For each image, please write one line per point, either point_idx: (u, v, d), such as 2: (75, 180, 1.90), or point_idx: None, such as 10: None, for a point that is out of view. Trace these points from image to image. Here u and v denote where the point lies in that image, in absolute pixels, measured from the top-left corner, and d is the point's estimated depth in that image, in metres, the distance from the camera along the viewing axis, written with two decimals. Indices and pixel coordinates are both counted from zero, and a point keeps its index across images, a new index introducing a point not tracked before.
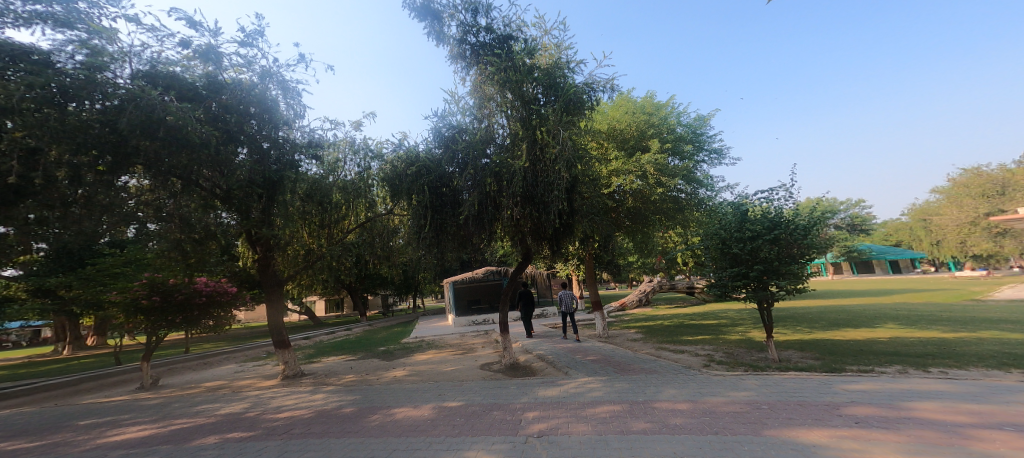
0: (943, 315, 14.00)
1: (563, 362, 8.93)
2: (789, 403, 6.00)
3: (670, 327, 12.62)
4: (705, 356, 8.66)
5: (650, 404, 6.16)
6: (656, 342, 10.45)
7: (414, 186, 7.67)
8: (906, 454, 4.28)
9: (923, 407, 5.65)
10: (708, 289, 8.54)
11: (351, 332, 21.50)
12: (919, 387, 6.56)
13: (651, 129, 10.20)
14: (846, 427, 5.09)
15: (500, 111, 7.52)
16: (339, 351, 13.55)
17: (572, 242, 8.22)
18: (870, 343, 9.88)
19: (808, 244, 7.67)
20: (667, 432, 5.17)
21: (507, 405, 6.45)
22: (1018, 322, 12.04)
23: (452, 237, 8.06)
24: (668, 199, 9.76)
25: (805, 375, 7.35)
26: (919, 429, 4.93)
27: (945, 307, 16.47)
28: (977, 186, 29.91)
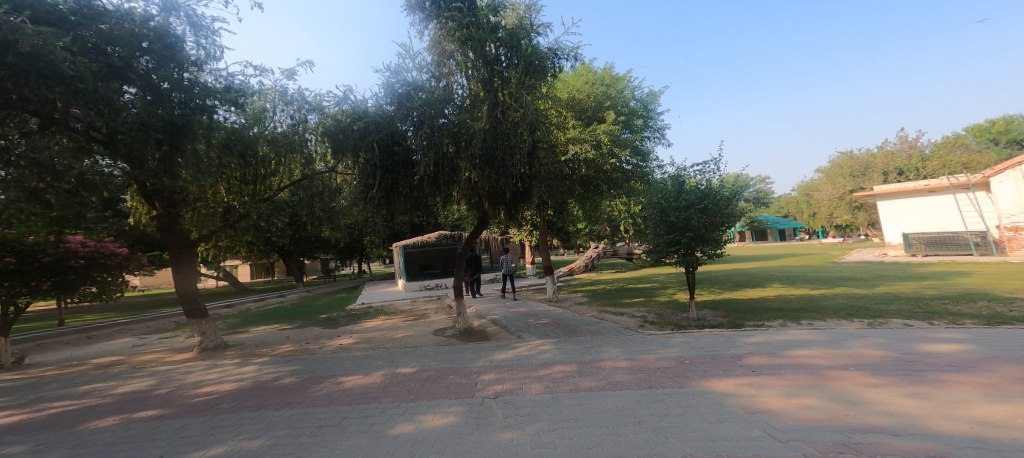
0: (813, 275, 16.74)
1: (516, 326, 9.23)
2: (705, 357, 6.85)
3: (611, 291, 13.54)
4: (640, 318, 9.47)
5: (596, 363, 6.69)
6: (599, 305, 11.19)
7: (361, 142, 7.19)
8: (788, 395, 5.14)
9: (799, 354, 6.78)
10: (646, 255, 9.15)
11: (284, 299, 20.26)
12: (796, 336, 7.85)
13: (608, 101, 10.39)
14: (747, 375, 5.96)
15: (459, 70, 7.23)
16: (272, 320, 12.67)
17: (528, 208, 8.34)
18: (762, 301, 11.54)
19: (729, 214, 8.55)
20: (611, 388, 5.68)
21: (461, 369, 6.58)
22: (861, 280, 14.79)
23: (404, 199, 7.74)
24: (617, 170, 10.17)
25: (716, 331, 8.40)
26: (795, 373, 5.94)
27: (815, 268, 19.72)
28: (848, 167, 35.28)
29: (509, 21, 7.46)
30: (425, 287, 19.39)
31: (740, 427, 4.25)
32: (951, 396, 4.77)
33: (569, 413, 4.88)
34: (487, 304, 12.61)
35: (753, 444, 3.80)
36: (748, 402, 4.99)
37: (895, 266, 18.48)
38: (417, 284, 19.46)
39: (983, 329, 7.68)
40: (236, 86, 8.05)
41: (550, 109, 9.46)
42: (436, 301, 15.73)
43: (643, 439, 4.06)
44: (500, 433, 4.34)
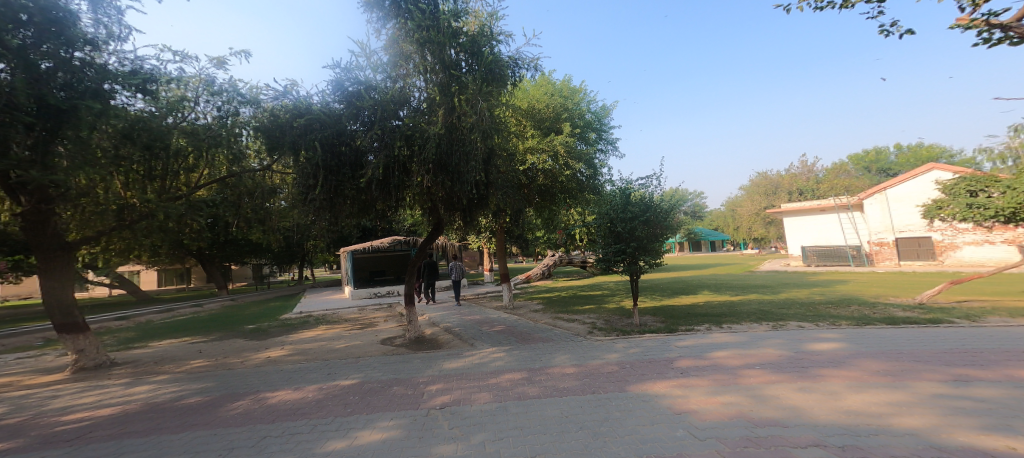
0: (736, 283, 18.32)
1: (469, 334, 9.12)
2: (643, 361, 7.20)
3: (565, 298, 13.83)
4: (589, 324, 9.76)
5: (544, 370, 6.78)
6: (552, 312, 11.39)
7: (302, 140, 6.81)
8: (711, 394, 5.55)
9: (720, 355, 7.37)
10: (596, 264, 9.45)
11: (201, 309, 18.30)
12: (719, 339, 8.51)
13: (565, 112, 10.75)
14: (678, 377, 6.36)
15: (417, 73, 7.09)
16: (186, 333, 11.40)
17: (484, 215, 8.31)
18: (695, 306, 12.40)
19: (669, 226, 9.10)
20: (557, 394, 5.78)
21: (407, 379, 6.35)
22: (772, 287, 16.47)
23: (350, 202, 7.41)
24: (572, 180, 10.45)
25: (655, 335, 8.87)
26: (715, 373, 6.45)
27: (737, 276, 21.60)
28: (763, 186, 39.37)
29: (471, 27, 7.48)
30: (376, 294, 18.58)
31: (668, 428, 4.51)
32: (827, 389, 5.45)
33: (515, 422, 4.88)
34: (438, 312, 12.34)
35: (677, 444, 4.05)
36: (676, 403, 5.31)
37: (799, 275, 20.81)
38: (367, 291, 18.64)
39: (856, 329, 8.89)
40: (146, 71, 7.25)
41: (509, 117, 9.60)
42: (384, 309, 15.11)
43: (583, 444, 4.18)
44: (442, 445, 4.23)
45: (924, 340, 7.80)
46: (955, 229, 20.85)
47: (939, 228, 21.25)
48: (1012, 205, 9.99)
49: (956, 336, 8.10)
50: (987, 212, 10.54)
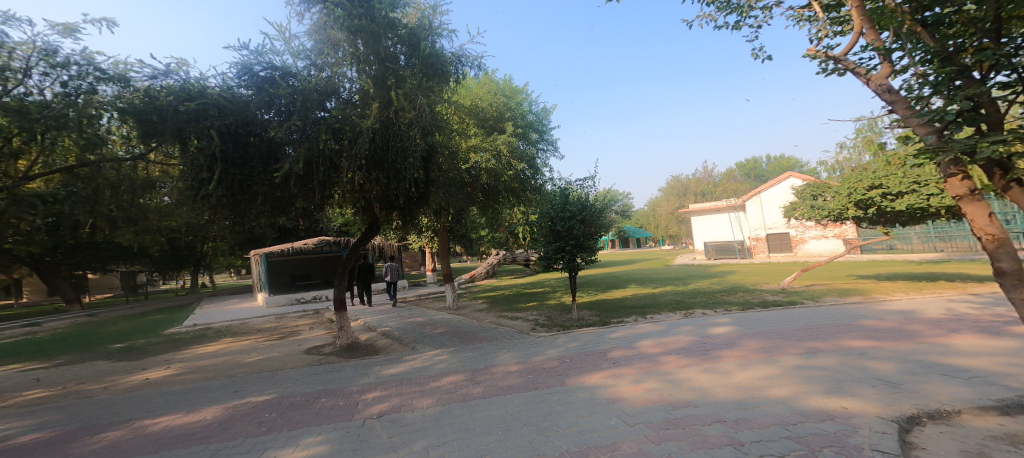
0: (656, 276, 19.81)
1: (410, 337, 8.81)
2: (581, 354, 7.48)
3: (509, 297, 13.94)
4: (532, 321, 9.94)
5: (489, 369, 6.77)
6: (495, 311, 11.41)
7: (193, 127, 6.04)
8: (640, 381, 5.93)
9: (645, 344, 7.91)
10: (537, 261, 9.64)
11: (51, 329, 15.31)
12: (644, 328, 9.15)
13: (507, 112, 10.91)
14: (613, 367, 6.71)
15: (347, 63, 6.69)
16: (42, 357, 9.53)
17: (425, 213, 8.09)
18: (624, 299, 13.18)
19: (603, 224, 9.51)
20: (502, 393, 5.79)
21: (339, 390, 5.96)
22: (686, 278, 18.06)
23: (261, 198, 6.83)
24: (515, 179, 10.58)
25: (591, 328, 9.27)
26: (640, 361, 6.91)
27: (656, 270, 23.31)
28: (674, 189, 43.21)
29: (410, 20, 7.22)
30: (298, 300, 17.19)
31: (603, 417, 4.73)
32: (726, 369, 6.13)
33: (460, 424, 4.79)
34: (372, 316, 11.74)
35: (612, 432, 4.26)
36: (610, 392, 5.59)
37: (706, 268, 23.07)
38: (288, 298, 17.14)
39: (746, 313, 10.14)
40: None
41: (451, 115, 9.50)
42: (309, 315, 14.01)
43: (528, 441, 4.22)
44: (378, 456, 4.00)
45: (801, 320, 9.15)
46: (803, 226, 25.25)
47: (794, 225, 25.53)
48: (838, 206, 13.19)
49: (832, 315, 9.55)
50: (825, 212, 13.88)
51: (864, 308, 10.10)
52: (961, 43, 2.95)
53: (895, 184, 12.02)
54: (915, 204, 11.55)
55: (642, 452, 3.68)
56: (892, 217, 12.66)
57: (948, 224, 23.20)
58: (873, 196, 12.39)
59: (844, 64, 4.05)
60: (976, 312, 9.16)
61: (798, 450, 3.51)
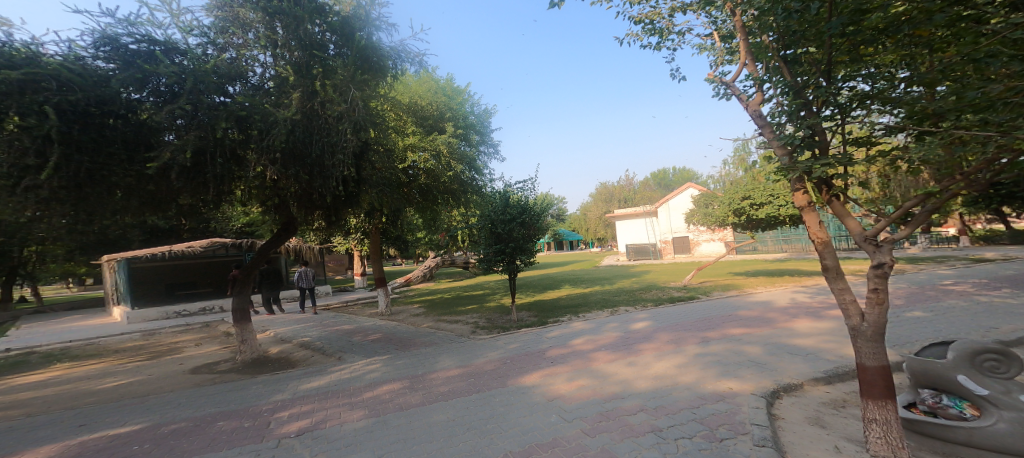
0: (582, 277, 20.90)
1: (335, 347, 8.18)
2: (521, 355, 7.58)
3: (448, 300, 13.64)
4: (472, 324, 9.84)
5: (428, 375, 6.56)
6: (435, 314, 11.11)
7: (17, 101, 4.55)
8: (577, 377, 6.21)
9: (578, 342, 8.29)
10: (477, 264, 9.61)
11: None
12: (577, 327, 9.56)
13: (448, 112, 10.83)
14: (551, 366, 6.92)
15: (259, 45, 6.01)
16: None
17: (355, 213, 7.61)
18: (559, 300, 13.66)
19: (542, 227, 9.74)
20: (443, 398, 5.65)
21: (245, 410, 5.33)
22: (609, 279, 19.32)
23: (125, 192, 5.62)
24: (454, 181, 10.42)
25: (532, 329, 9.44)
26: (575, 358, 7.24)
27: (580, 272, 24.61)
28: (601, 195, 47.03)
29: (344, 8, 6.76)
30: (177, 313, 14.95)
31: (543, 415, 4.86)
32: (644, 360, 6.71)
33: (397, 435, 4.57)
34: (285, 326, 10.66)
35: (552, 429, 4.39)
36: (548, 390, 5.76)
37: (623, 268, 24.89)
38: (160, 312, 14.76)
39: (659, 309, 11.18)
40: None
41: (388, 113, 9.16)
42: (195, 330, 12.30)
43: (471, 445, 4.16)
44: None
45: (701, 312, 10.35)
46: (696, 229, 28.70)
47: (692, 229, 28.82)
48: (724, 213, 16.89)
49: (732, 307, 10.92)
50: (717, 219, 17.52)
51: (737, 300, 11.80)
52: (807, 79, 3.34)
53: (758, 196, 15.76)
54: (771, 213, 15.31)
55: (580, 446, 3.81)
56: (756, 224, 16.29)
57: (790, 229, 28.32)
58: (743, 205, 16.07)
59: (725, 90, 4.42)
60: (807, 298, 11.39)
61: (703, 430, 3.91)
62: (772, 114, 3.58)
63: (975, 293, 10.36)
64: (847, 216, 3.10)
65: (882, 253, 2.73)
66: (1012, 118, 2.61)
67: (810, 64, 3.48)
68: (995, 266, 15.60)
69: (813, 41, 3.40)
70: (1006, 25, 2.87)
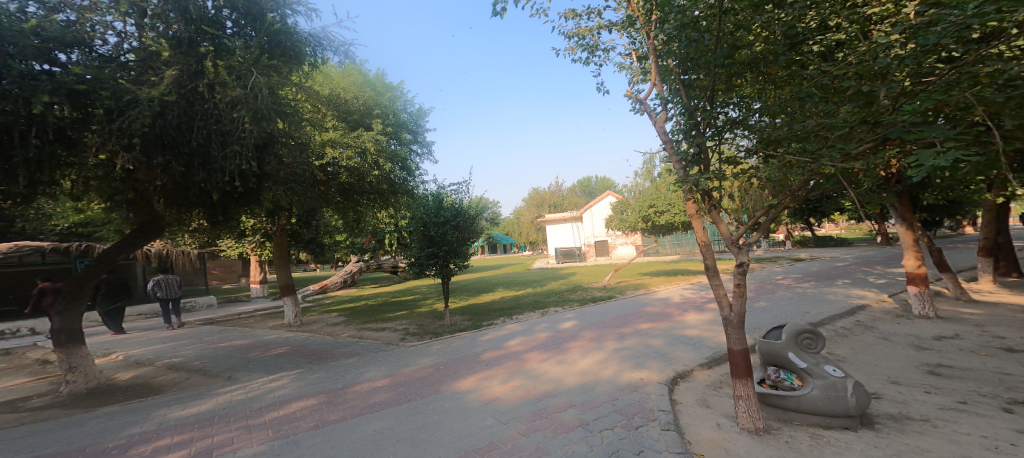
0: (511, 280, 21.28)
1: (223, 365, 7.21)
2: (454, 360, 7.45)
3: (375, 307, 12.90)
4: (401, 331, 9.47)
5: (349, 388, 6.07)
6: (357, 323, 10.44)
7: None
8: (510, 378, 6.26)
9: (512, 344, 8.38)
10: (408, 268, 9.24)
11: None
12: (511, 327, 9.82)
13: (376, 109, 10.31)
14: (485, 370, 6.85)
15: (111, 13, 4.76)
16: None
17: (255, 210, 6.73)
18: (489, 303, 13.73)
19: (475, 230, 9.65)
20: (369, 411, 5.18)
21: (87, 446, 4.06)
22: (536, 281, 19.91)
23: None
24: (383, 180, 9.92)
25: (465, 333, 9.33)
26: (508, 360, 7.30)
27: (509, 275, 25.01)
28: (534, 200, 49.47)
29: None
30: None
31: (478, 420, 4.63)
32: (570, 358, 7.06)
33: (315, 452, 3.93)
34: (139, 347, 8.89)
35: (488, 432, 4.21)
36: (482, 395, 5.57)
37: (548, 271, 25.87)
38: None
39: (583, 308, 11.81)
40: None
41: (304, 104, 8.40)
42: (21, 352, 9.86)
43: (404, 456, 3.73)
44: None
45: (616, 311, 11.11)
46: (615, 234, 30.89)
47: (611, 233, 30.97)
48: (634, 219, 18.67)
49: (639, 303, 11.98)
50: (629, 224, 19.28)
51: (647, 297, 12.93)
52: (698, 102, 3.94)
53: (661, 205, 17.73)
54: (669, 220, 17.41)
55: (516, 447, 3.71)
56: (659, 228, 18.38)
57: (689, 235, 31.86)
58: (649, 212, 17.97)
59: (639, 107, 4.84)
60: (691, 293, 13.00)
61: (622, 420, 4.18)
62: (673, 132, 4.02)
63: (797, 284, 12.87)
64: (719, 222, 3.73)
65: (742, 254, 3.63)
66: (819, 147, 3.27)
67: (700, 89, 3.99)
68: (810, 263, 19.66)
69: (702, 70, 3.89)
70: (815, 72, 3.77)
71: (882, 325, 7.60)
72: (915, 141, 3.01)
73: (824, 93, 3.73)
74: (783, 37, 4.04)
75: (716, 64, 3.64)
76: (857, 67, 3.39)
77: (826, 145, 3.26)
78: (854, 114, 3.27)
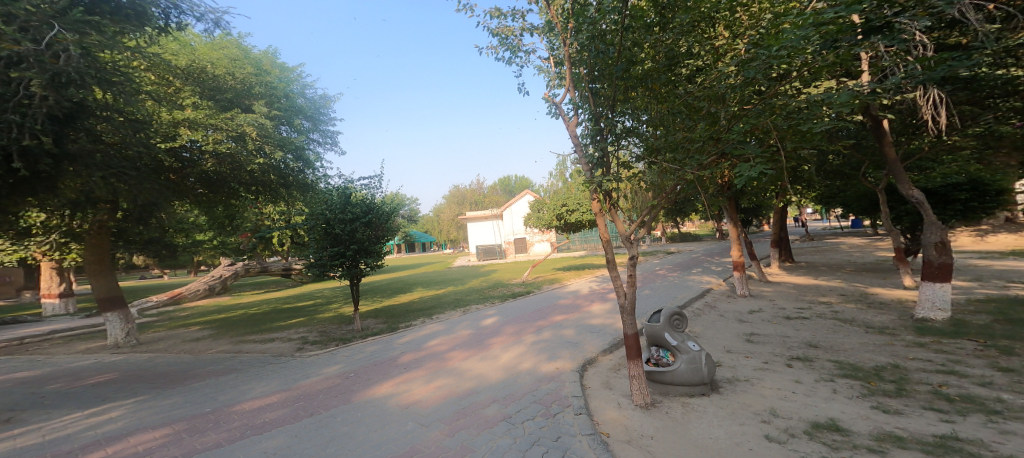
0: (428, 279, 20.82)
1: (9, 403, 5.55)
2: (367, 366, 6.89)
3: (260, 316, 11.83)
4: (299, 340, 8.74)
5: (226, 410, 4.94)
6: (231, 337, 9.29)
7: None
8: (426, 380, 6.00)
9: (434, 344, 8.19)
10: (307, 270, 8.49)
11: None
12: (431, 328, 9.61)
13: (256, 88, 9.51)
14: (403, 373, 6.45)
15: None
16: None
17: (57, 198, 5.27)
18: (404, 304, 13.25)
19: (388, 228, 9.23)
20: (254, 433, 4.23)
21: None
22: (455, 279, 19.75)
23: None
24: (270, 170, 8.90)
25: (378, 338, 8.85)
26: (429, 361, 7.07)
27: (427, 274, 24.45)
28: (454, 198, 49.18)
29: None
30: None
31: (397, 425, 4.30)
32: (493, 354, 7.13)
33: None
34: None
35: (408, 437, 3.96)
36: (401, 399, 5.22)
37: (465, 269, 25.90)
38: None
39: (505, 304, 12.07)
40: None
41: (144, 76, 7.08)
42: None
43: None
44: None
45: (534, 304, 11.57)
46: (533, 231, 31.96)
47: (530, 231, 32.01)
48: (551, 217, 19.49)
49: (539, 299, 12.45)
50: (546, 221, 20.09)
51: (560, 291, 13.62)
52: (602, 110, 4.24)
53: (574, 204, 18.81)
54: (580, 218, 18.59)
55: (440, 448, 3.61)
56: (573, 227, 19.49)
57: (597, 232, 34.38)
58: (563, 211, 18.98)
59: (555, 111, 5.07)
60: (598, 285, 13.97)
61: (542, 409, 4.35)
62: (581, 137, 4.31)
63: (668, 274, 14.65)
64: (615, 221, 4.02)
65: (634, 248, 3.96)
66: (682, 157, 3.85)
67: (604, 98, 4.34)
68: (681, 254, 22.77)
69: (606, 80, 4.27)
70: (686, 93, 4.08)
71: (722, 304, 8.94)
72: (738, 158, 3.75)
73: (686, 110, 4.07)
74: (663, 59, 4.18)
75: (617, 76, 3.99)
76: (706, 92, 3.90)
77: (688, 154, 3.87)
78: (705, 130, 3.82)
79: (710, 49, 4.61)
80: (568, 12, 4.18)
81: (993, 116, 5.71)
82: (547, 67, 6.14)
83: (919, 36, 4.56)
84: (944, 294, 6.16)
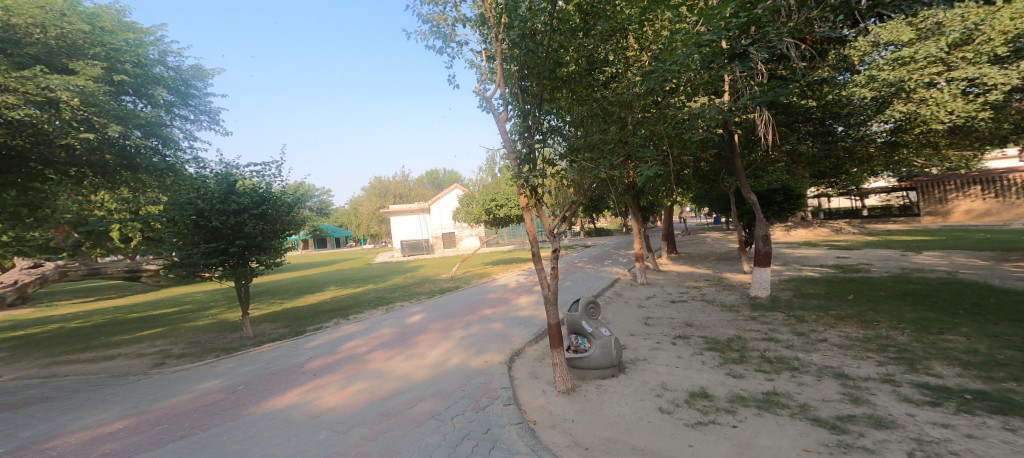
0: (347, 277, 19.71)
1: None
2: (263, 376, 6.28)
3: (95, 330, 10.15)
4: (159, 355, 7.72)
5: (44, 444, 4.10)
6: (42, 358, 7.76)
7: None
8: (340, 386, 5.66)
9: (349, 347, 7.78)
10: (169, 270, 7.46)
11: None
12: (348, 329, 9.13)
13: (91, 46, 6.96)
14: (310, 381, 6.00)
15: None
16: None
17: None
18: (316, 305, 12.40)
19: (289, 221, 8.50)
20: None
21: None
22: (378, 276, 18.95)
23: None
24: (104, 147, 7.24)
25: (278, 344, 8.19)
26: (346, 365, 6.71)
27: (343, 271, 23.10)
28: (377, 191, 46.90)
29: None
30: None
31: (308, 436, 4.04)
32: (419, 352, 7.01)
33: None
34: None
35: (323, 446, 3.76)
36: (311, 408, 4.89)
37: (389, 265, 24.99)
38: None
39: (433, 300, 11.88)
40: None
41: None
42: None
43: None
44: None
45: (463, 299, 11.56)
46: (462, 226, 31.77)
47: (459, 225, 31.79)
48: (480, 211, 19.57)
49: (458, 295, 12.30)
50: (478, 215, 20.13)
51: (489, 285, 13.73)
52: (530, 108, 4.37)
53: (503, 199, 19.04)
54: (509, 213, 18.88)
55: (360, 454, 3.48)
56: (501, 221, 19.75)
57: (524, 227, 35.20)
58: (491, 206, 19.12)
59: (485, 105, 5.10)
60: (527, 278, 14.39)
61: (472, 403, 4.40)
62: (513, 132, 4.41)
63: (586, 266, 15.50)
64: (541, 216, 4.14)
65: (557, 242, 4.12)
66: (597, 157, 4.10)
67: (534, 96, 4.46)
68: (600, 248, 24.18)
69: (535, 79, 4.37)
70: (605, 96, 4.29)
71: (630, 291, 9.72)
72: (636, 163, 4.20)
73: (602, 113, 4.28)
74: (585, 64, 4.40)
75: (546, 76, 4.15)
76: (616, 97, 4.15)
77: (602, 154, 4.13)
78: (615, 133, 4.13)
79: (622, 57, 4.91)
80: (501, 9, 4.26)
81: (795, 138, 7.19)
82: (480, 62, 6.08)
83: (759, 66, 5.41)
84: (763, 276, 7.46)
